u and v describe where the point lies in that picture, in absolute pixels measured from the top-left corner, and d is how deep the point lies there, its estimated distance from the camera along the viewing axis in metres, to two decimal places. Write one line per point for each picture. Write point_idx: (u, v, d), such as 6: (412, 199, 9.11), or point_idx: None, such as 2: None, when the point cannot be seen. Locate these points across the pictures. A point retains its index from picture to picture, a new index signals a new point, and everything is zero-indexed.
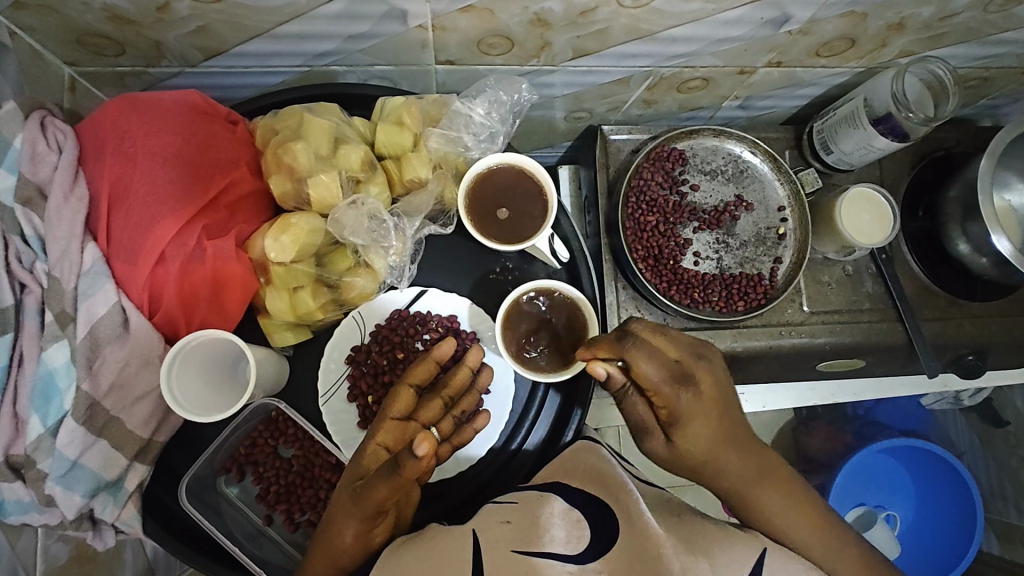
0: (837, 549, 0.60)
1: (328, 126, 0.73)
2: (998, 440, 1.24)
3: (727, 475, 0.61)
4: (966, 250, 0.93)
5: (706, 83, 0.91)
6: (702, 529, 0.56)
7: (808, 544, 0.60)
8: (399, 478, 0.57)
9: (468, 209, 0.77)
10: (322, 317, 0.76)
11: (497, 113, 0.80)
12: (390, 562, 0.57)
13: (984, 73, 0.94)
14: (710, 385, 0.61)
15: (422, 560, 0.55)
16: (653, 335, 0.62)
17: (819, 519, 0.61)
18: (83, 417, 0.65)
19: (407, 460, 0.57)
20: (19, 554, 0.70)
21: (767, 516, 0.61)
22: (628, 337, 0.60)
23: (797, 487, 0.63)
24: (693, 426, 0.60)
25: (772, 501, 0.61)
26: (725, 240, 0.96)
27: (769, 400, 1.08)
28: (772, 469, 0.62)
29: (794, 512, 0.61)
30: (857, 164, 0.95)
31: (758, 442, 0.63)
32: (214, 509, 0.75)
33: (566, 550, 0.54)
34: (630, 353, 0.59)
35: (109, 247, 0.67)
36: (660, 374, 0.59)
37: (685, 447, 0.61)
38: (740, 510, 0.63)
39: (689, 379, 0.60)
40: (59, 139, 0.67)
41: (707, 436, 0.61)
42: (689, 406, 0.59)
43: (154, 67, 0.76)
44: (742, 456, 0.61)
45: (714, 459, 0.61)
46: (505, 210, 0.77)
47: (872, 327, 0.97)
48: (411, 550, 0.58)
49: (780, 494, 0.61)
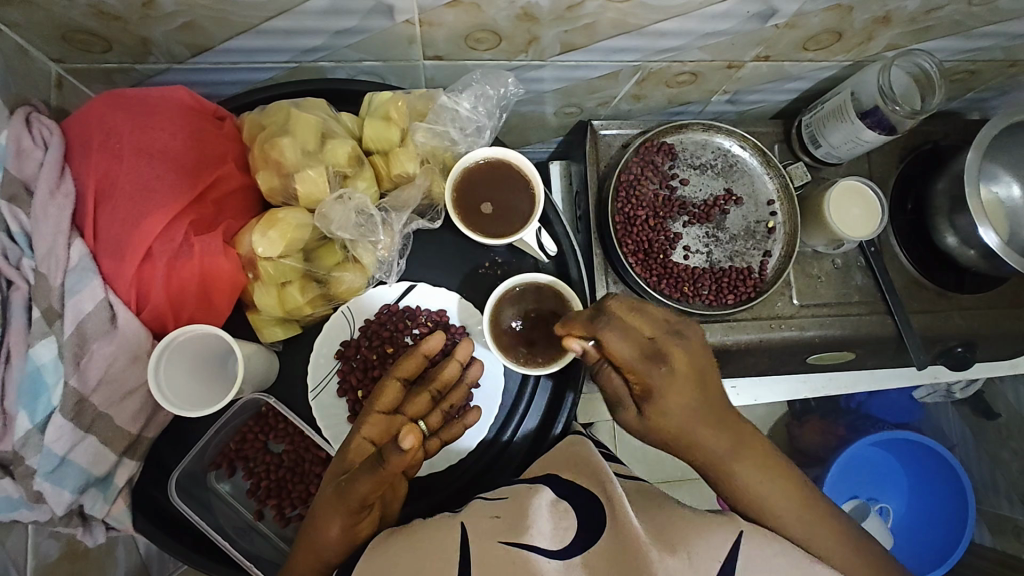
0: (814, 519, 0.61)
1: (315, 122, 0.73)
2: (990, 432, 1.25)
3: (712, 456, 0.61)
4: (954, 242, 0.94)
5: (695, 77, 0.91)
6: (687, 519, 0.56)
7: (785, 516, 0.60)
8: (383, 472, 0.59)
9: (454, 203, 0.77)
10: (310, 312, 0.76)
11: (484, 107, 0.80)
12: (376, 556, 0.57)
13: (971, 66, 0.95)
14: (685, 360, 0.60)
15: (406, 555, 0.56)
16: (627, 312, 0.62)
17: (795, 490, 0.62)
18: (71, 413, 0.66)
19: (393, 453, 0.58)
20: (10, 552, 0.70)
21: (743, 489, 0.61)
22: (602, 316, 0.61)
23: (774, 460, 0.63)
24: (667, 401, 0.60)
25: (750, 475, 0.61)
26: (714, 233, 0.97)
27: (761, 393, 1.09)
28: (749, 443, 0.62)
29: (771, 484, 0.61)
30: (845, 157, 0.96)
31: (744, 423, 0.63)
32: (204, 505, 0.75)
33: (551, 543, 0.54)
34: (602, 334, 0.60)
35: (96, 243, 0.67)
36: (632, 351, 0.60)
37: (656, 419, 0.60)
38: (718, 484, 0.63)
39: (662, 357, 0.60)
40: (45, 135, 0.67)
41: (683, 410, 0.60)
42: (663, 381, 0.59)
43: (141, 64, 0.76)
44: (720, 432, 0.61)
45: (692, 435, 0.60)
46: (488, 204, 0.77)
47: (861, 320, 0.97)
48: (398, 544, 0.58)
49: (758, 469, 0.62)
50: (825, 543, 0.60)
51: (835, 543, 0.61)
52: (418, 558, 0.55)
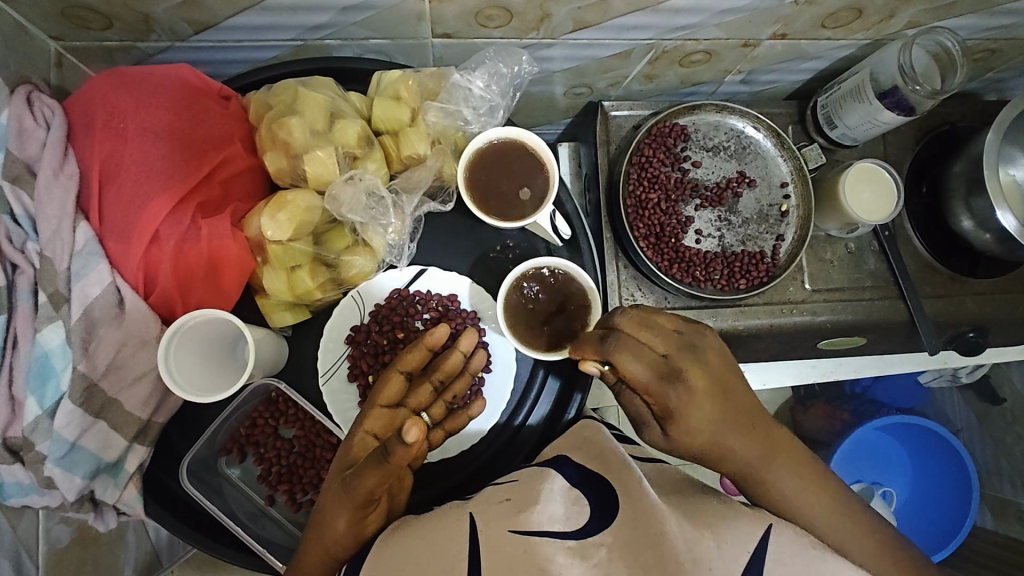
0: (848, 524, 0.60)
1: (323, 100, 0.71)
2: (996, 418, 1.24)
3: (741, 463, 0.60)
4: (969, 226, 0.92)
5: (709, 56, 0.89)
6: (702, 504, 0.55)
7: (817, 519, 0.59)
8: (388, 467, 0.57)
9: (484, 185, 0.76)
10: (321, 296, 0.75)
11: (497, 86, 0.78)
12: (382, 557, 0.56)
13: (993, 44, 0.92)
14: (701, 375, 0.58)
15: (413, 550, 0.54)
16: (637, 327, 0.59)
17: (828, 494, 0.60)
18: (80, 399, 0.64)
19: (396, 446, 0.56)
20: (21, 538, 0.70)
21: (776, 493, 0.60)
22: (611, 337, 0.58)
23: (812, 468, 0.62)
24: (688, 419, 0.58)
25: (782, 479, 0.60)
26: (726, 217, 0.95)
27: (770, 378, 1.07)
28: (780, 449, 0.61)
29: (803, 491, 0.60)
30: (861, 139, 0.94)
31: (774, 427, 0.62)
32: (214, 490, 0.74)
33: (565, 526, 0.53)
34: (615, 356, 0.57)
35: (101, 226, 0.66)
36: (647, 372, 0.57)
37: (683, 439, 0.59)
38: (749, 489, 0.61)
39: (677, 375, 0.57)
40: (47, 115, 0.66)
41: (706, 424, 0.58)
42: (680, 399, 0.57)
43: (143, 41, 0.74)
44: (748, 438, 0.60)
45: (720, 444, 0.59)
46: (526, 189, 0.76)
47: (874, 304, 0.96)
48: (404, 541, 0.56)
49: (790, 473, 0.60)
50: (856, 545, 0.59)
51: (872, 552, 0.59)
52: (423, 555, 0.53)
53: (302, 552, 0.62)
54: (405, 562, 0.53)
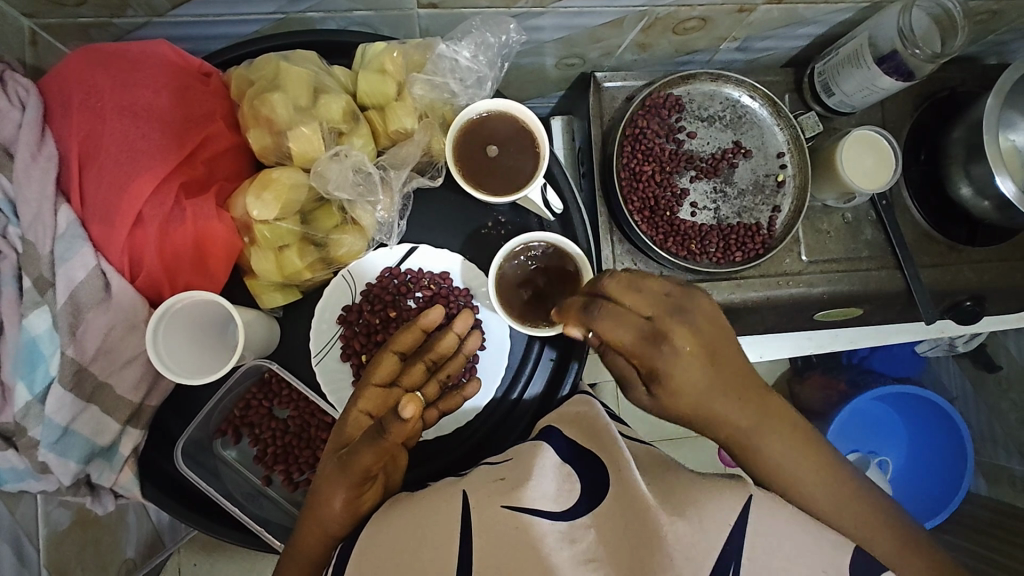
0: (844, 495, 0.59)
1: (307, 75, 0.70)
2: (991, 384, 1.25)
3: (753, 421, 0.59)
4: (968, 193, 0.90)
5: (704, 22, 0.86)
6: (697, 485, 0.53)
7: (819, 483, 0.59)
8: (385, 442, 0.58)
9: (456, 154, 0.74)
10: (310, 276, 0.74)
11: (485, 56, 0.76)
12: (375, 543, 0.55)
13: (995, 5, 0.90)
14: (689, 336, 0.53)
15: (407, 534, 0.53)
16: (622, 292, 0.55)
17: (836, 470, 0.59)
18: (70, 382, 0.64)
19: (393, 422, 0.57)
20: (20, 521, 0.71)
21: (773, 463, 0.58)
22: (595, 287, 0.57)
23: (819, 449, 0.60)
24: (680, 391, 0.54)
25: (774, 449, 0.57)
26: (722, 189, 0.94)
27: (766, 350, 1.06)
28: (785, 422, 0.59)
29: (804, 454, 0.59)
30: (859, 106, 0.92)
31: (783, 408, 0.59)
32: (210, 470, 0.74)
33: (556, 506, 0.51)
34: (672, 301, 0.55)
35: (83, 208, 0.64)
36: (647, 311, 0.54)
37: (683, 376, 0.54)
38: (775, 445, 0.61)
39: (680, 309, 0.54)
40: (22, 96, 0.64)
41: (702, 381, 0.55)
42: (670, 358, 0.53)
43: (119, 18, 0.71)
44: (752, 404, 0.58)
45: (713, 416, 0.56)
46: (492, 147, 0.74)
47: (870, 275, 0.95)
48: (396, 527, 0.55)
49: (785, 443, 0.58)
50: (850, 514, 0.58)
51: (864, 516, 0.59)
52: (416, 539, 0.52)
53: (297, 532, 0.62)
54: (397, 552, 0.52)
